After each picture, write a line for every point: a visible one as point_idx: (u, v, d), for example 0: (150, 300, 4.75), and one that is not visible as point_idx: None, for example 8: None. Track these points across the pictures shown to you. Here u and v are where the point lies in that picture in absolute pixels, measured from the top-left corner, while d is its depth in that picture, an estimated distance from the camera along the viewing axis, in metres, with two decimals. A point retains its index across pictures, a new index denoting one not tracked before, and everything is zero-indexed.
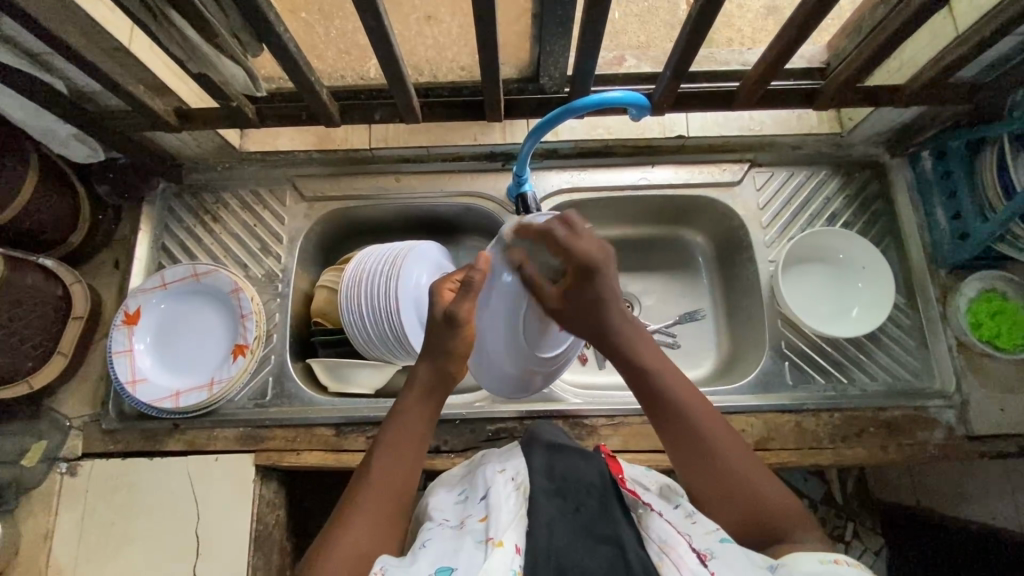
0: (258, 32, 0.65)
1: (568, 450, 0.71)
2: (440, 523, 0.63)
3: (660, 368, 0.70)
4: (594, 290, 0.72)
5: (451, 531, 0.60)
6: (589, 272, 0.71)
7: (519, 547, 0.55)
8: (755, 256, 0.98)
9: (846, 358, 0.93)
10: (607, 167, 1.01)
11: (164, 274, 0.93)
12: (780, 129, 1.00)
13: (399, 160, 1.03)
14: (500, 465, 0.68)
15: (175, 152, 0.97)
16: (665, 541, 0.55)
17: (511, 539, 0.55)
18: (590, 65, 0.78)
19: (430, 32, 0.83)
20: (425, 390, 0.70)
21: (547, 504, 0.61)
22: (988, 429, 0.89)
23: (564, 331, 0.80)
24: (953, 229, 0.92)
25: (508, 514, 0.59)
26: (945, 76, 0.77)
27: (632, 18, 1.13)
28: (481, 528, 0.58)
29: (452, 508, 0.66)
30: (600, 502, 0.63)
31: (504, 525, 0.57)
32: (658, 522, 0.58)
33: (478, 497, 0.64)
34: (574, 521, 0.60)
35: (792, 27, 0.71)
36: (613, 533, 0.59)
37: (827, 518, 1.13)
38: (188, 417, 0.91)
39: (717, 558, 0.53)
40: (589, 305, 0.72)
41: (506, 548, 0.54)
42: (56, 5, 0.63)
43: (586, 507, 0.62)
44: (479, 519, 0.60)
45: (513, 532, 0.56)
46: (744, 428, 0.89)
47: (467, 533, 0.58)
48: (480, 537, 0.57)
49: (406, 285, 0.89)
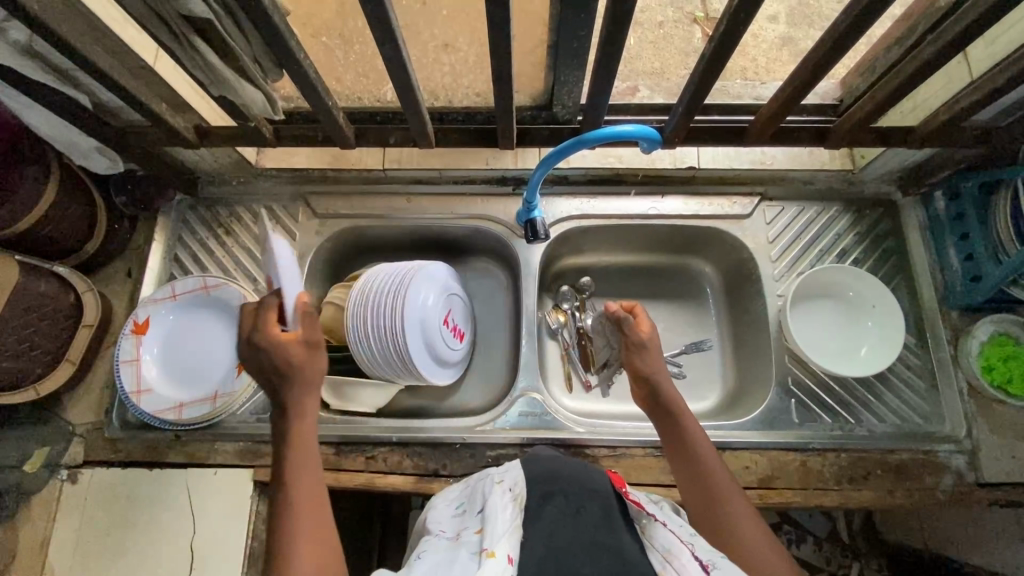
0: (279, 58, 0.66)
1: (575, 463, 0.71)
2: (437, 535, 0.63)
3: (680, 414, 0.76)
4: (647, 354, 0.82)
5: (446, 543, 0.60)
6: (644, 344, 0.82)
7: (511, 557, 0.54)
8: (763, 290, 0.98)
9: (854, 398, 0.92)
10: (617, 195, 1.01)
11: (174, 285, 0.94)
12: (791, 164, 1.00)
13: (411, 180, 1.04)
14: (501, 475, 0.68)
15: (193, 166, 0.99)
16: (669, 549, 0.57)
17: (503, 550, 0.54)
18: (604, 98, 0.79)
19: (447, 59, 0.84)
20: (302, 417, 0.67)
21: (547, 511, 0.61)
22: (998, 477, 0.87)
23: (428, 274, 0.94)
24: (965, 271, 0.91)
25: (504, 523, 0.58)
26: (957, 121, 0.78)
27: (647, 46, 1.16)
28: (477, 540, 0.58)
29: (451, 521, 0.66)
30: (602, 510, 0.62)
31: (498, 535, 0.56)
32: (661, 532, 0.60)
33: (476, 510, 0.64)
34: (573, 525, 0.59)
35: (805, 69, 0.72)
36: (613, 541, 0.58)
37: (833, 556, 1.17)
38: (190, 428, 0.92)
39: (720, 569, 0.55)
40: (640, 358, 0.81)
41: (497, 558, 0.54)
42: (84, 27, 0.65)
43: (588, 511, 0.61)
44: (475, 531, 0.60)
45: (507, 541, 0.56)
46: (748, 465, 0.88)
47: (463, 545, 0.58)
48: (476, 548, 0.57)
49: (411, 309, 0.89)
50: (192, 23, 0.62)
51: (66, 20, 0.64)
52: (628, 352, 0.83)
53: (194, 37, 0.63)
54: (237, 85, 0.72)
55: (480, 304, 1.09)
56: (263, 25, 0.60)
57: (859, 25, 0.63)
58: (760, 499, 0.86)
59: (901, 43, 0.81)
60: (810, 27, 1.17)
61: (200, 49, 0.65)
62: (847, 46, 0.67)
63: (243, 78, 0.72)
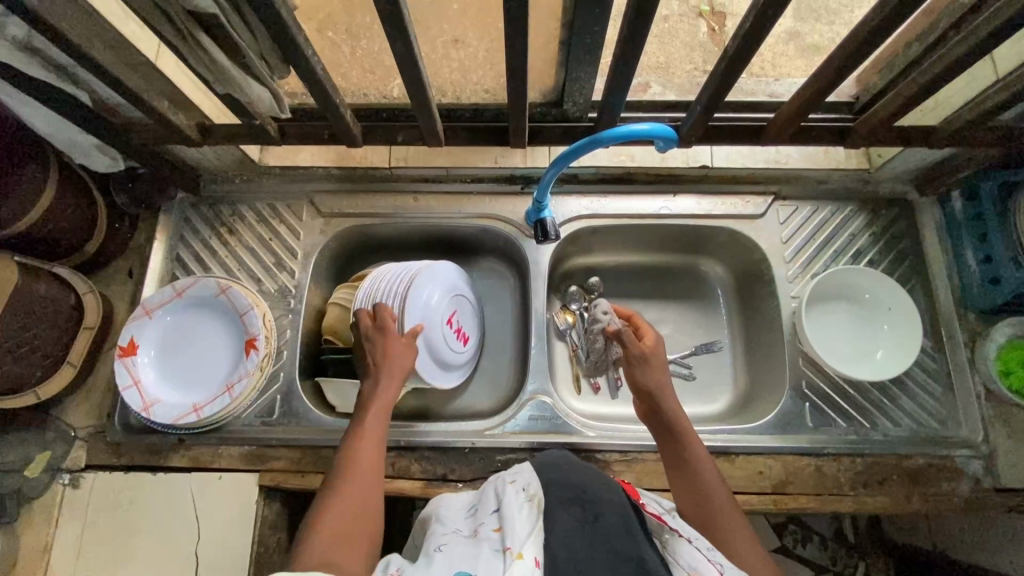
0: (287, 56, 0.64)
1: (588, 469, 0.69)
2: (453, 531, 0.62)
3: (682, 427, 0.75)
4: (647, 367, 0.79)
5: (465, 539, 0.59)
6: (645, 357, 0.80)
7: (538, 560, 0.53)
8: (776, 290, 0.96)
9: (869, 402, 0.90)
10: (630, 194, 0.99)
11: (178, 283, 0.91)
12: (807, 163, 0.98)
13: (418, 179, 1.02)
14: (513, 475, 0.67)
15: (194, 164, 0.96)
16: (694, 568, 0.56)
17: (530, 552, 0.53)
18: (620, 95, 0.76)
19: (455, 55, 0.82)
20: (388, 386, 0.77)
21: (563, 518, 0.60)
22: (1015, 483, 0.85)
23: (433, 273, 0.92)
24: (983, 273, 0.90)
25: (524, 526, 0.57)
26: (981, 121, 0.76)
27: (653, 40, 1.13)
28: (497, 538, 0.57)
29: (464, 521, 0.65)
30: (622, 516, 0.60)
31: (521, 537, 0.55)
32: (685, 548, 0.59)
33: (490, 509, 0.63)
34: (592, 534, 0.58)
35: (828, 67, 0.70)
36: (635, 550, 0.56)
37: (839, 556, 1.16)
38: (179, 431, 0.89)
39: None
40: (642, 370, 0.79)
41: (525, 560, 0.53)
42: (82, 20, 0.63)
43: (606, 519, 0.60)
44: (495, 528, 0.59)
45: (533, 543, 0.55)
46: (761, 471, 0.86)
47: (484, 541, 0.57)
48: (499, 547, 0.56)
49: (413, 305, 0.88)
50: (197, 19, 0.60)
51: (64, 15, 0.61)
52: (629, 365, 0.81)
53: (200, 34, 0.61)
54: (244, 84, 0.70)
55: (487, 305, 1.07)
56: (272, 21, 0.58)
57: (888, 23, 0.61)
58: (774, 505, 0.85)
59: (922, 40, 0.79)
60: (819, 20, 1.15)
61: (205, 46, 0.63)
62: (875, 44, 0.65)
63: (250, 77, 0.70)
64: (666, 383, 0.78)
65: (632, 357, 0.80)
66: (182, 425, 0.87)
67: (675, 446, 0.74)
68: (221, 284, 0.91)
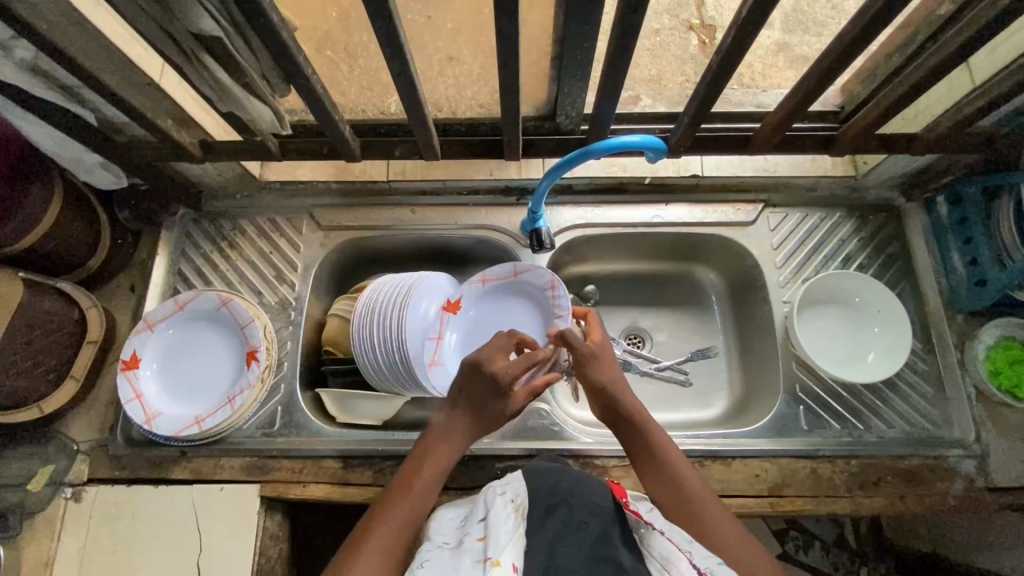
0: (288, 75, 0.66)
1: (573, 473, 0.72)
2: (440, 545, 0.62)
3: (642, 418, 0.75)
4: (599, 365, 0.78)
5: (449, 552, 0.59)
6: (596, 355, 0.79)
7: (516, 566, 0.55)
8: (769, 296, 0.98)
9: (863, 404, 0.91)
10: (622, 204, 1.01)
11: (179, 296, 0.93)
12: (795, 171, 1.01)
13: (416, 191, 1.05)
14: (503, 486, 0.67)
15: (196, 179, 0.98)
16: (668, 559, 0.58)
17: (509, 559, 0.55)
18: (609, 107, 0.79)
19: (450, 72, 0.84)
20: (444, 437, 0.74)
21: (548, 524, 0.62)
22: (1009, 482, 0.86)
23: (419, 284, 0.92)
24: (969, 275, 0.91)
25: (507, 532, 0.59)
26: (961, 127, 0.78)
27: (645, 54, 1.17)
28: (480, 548, 0.58)
29: (453, 531, 0.65)
30: (602, 524, 0.63)
31: (502, 545, 0.57)
32: (661, 541, 0.60)
33: (477, 518, 0.64)
34: (575, 539, 0.61)
35: (810, 79, 0.72)
36: (612, 552, 0.59)
37: (841, 561, 1.15)
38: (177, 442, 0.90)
39: None
40: (595, 367, 0.78)
41: (503, 567, 0.55)
42: (89, 43, 0.65)
43: (589, 524, 0.63)
44: (478, 539, 0.60)
45: (512, 550, 0.57)
46: (757, 474, 0.87)
47: (465, 553, 0.58)
48: (478, 556, 0.57)
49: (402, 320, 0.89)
50: (202, 42, 0.62)
51: (72, 39, 0.63)
52: (580, 365, 0.79)
53: (205, 56, 0.64)
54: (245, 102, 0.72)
55: None
56: (274, 43, 0.60)
57: (864, 36, 0.64)
58: (771, 507, 0.86)
59: (901, 51, 0.81)
60: (806, 32, 1.18)
61: (209, 67, 0.65)
62: (853, 57, 0.67)
63: (252, 95, 0.72)
64: (618, 377, 0.78)
65: (582, 355, 0.78)
66: (184, 437, 0.88)
67: (641, 441, 0.75)
68: (221, 298, 0.92)
